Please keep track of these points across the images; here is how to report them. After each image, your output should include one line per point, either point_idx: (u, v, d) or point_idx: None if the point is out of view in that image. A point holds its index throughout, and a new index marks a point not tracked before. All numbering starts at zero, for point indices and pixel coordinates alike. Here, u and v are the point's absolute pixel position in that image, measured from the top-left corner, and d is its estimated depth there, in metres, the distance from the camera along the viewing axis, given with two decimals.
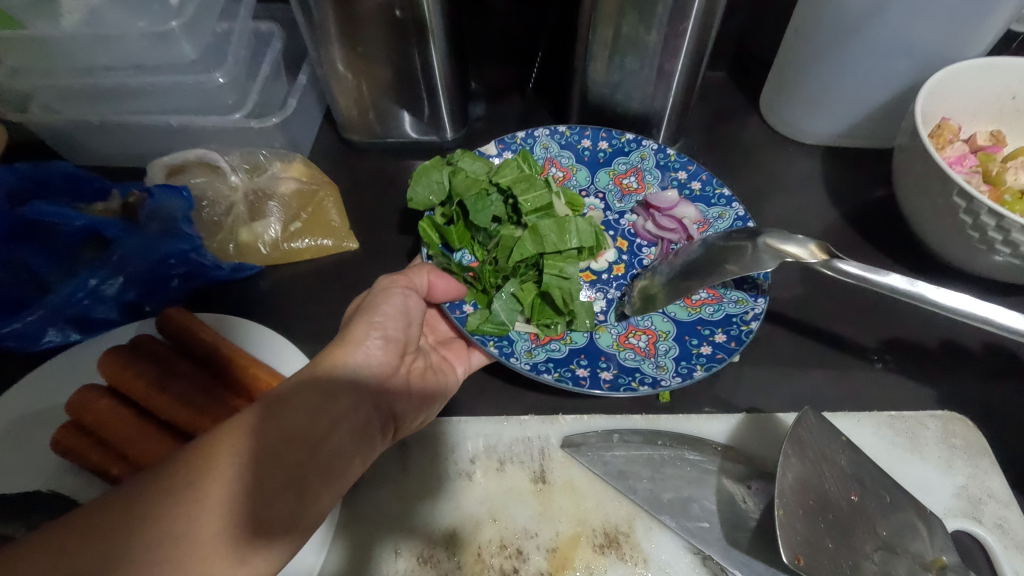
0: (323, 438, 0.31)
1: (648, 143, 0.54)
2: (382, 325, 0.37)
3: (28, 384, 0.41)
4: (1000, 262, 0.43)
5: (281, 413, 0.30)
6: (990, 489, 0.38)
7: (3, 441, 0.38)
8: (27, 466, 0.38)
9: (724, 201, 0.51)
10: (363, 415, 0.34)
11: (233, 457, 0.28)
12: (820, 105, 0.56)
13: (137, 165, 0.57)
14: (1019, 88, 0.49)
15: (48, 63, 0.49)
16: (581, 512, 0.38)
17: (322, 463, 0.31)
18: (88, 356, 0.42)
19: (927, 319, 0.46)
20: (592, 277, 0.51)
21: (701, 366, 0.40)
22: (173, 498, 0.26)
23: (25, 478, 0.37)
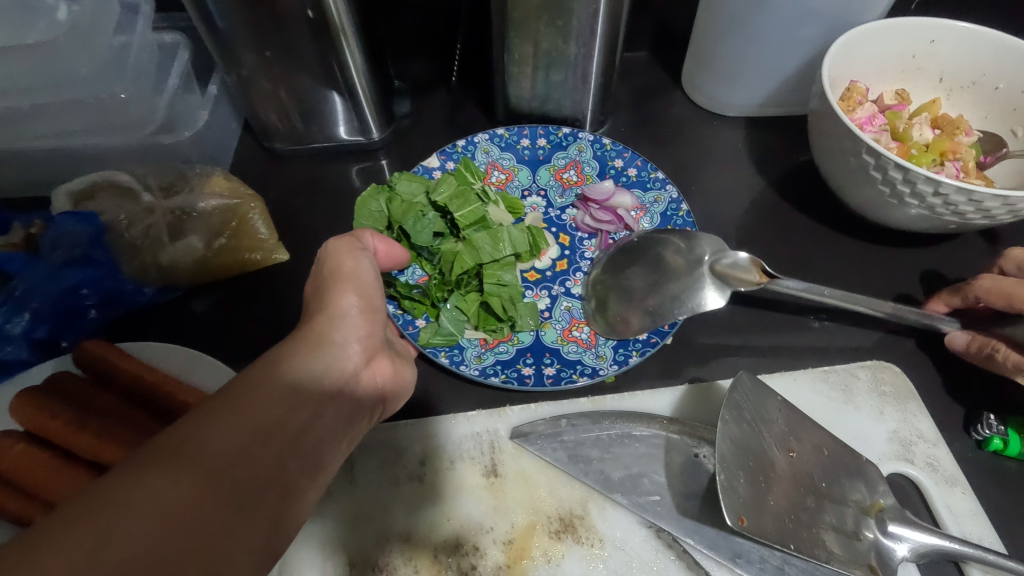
0: (315, 420, 0.28)
1: (584, 135, 0.54)
2: (361, 295, 0.33)
3: None
4: (912, 214, 0.45)
5: (270, 392, 0.26)
6: (920, 431, 0.40)
7: None
8: None
9: (659, 185, 0.51)
10: (349, 397, 0.31)
11: (223, 437, 0.24)
12: (737, 77, 0.57)
13: (43, 192, 0.54)
14: (919, 47, 0.51)
15: None
16: (534, 501, 0.38)
17: (313, 451, 0.28)
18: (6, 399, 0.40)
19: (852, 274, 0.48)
20: (537, 276, 0.49)
21: (636, 352, 0.41)
22: (163, 479, 0.22)
23: None
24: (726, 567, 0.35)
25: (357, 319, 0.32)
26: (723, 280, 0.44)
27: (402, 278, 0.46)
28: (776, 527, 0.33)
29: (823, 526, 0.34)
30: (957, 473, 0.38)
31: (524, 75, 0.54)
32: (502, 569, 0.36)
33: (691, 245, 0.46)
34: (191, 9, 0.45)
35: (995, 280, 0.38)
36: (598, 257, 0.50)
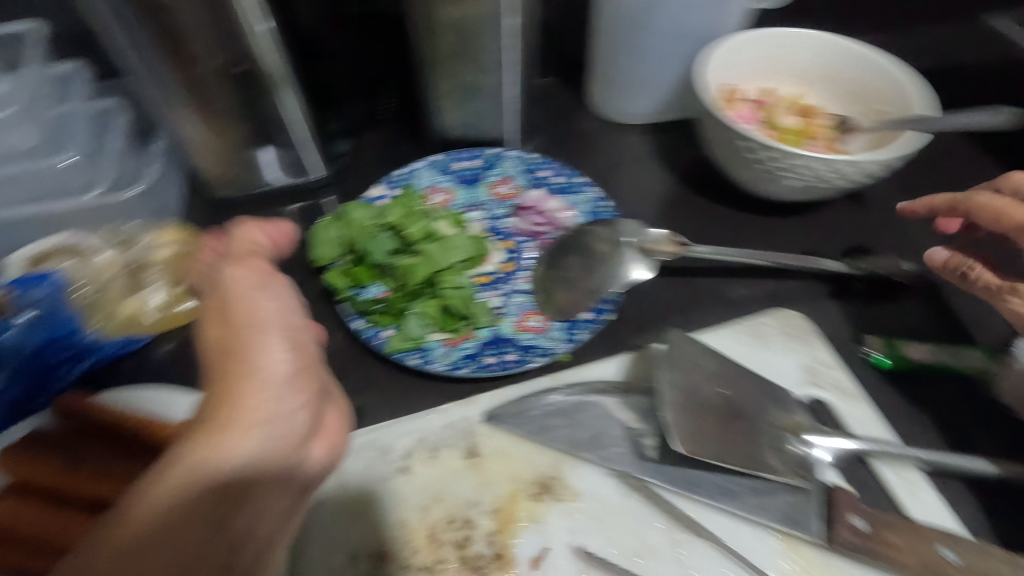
0: (252, 510, 0.28)
1: (511, 153, 0.61)
2: (293, 347, 0.31)
3: None
4: (791, 186, 0.54)
5: (202, 493, 0.26)
6: (824, 359, 0.48)
7: None
8: None
9: (582, 187, 0.59)
10: (291, 474, 0.30)
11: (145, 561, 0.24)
12: (634, 91, 0.66)
13: None
14: (776, 51, 0.61)
15: None
16: (513, 472, 0.42)
17: (252, 531, 0.28)
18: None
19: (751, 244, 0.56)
20: (488, 279, 0.53)
21: (582, 330, 0.48)
22: None
23: None
24: (685, 496, 0.41)
25: (297, 378, 0.30)
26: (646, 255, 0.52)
27: (366, 296, 0.49)
28: (715, 448, 0.39)
29: (756, 444, 0.41)
30: (858, 390, 0.46)
31: (450, 105, 0.60)
32: (493, 535, 0.40)
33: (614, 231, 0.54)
34: (131, 70, 0.49)
35: (950, 194, 0.45)
36: (540, 257, 0.55)
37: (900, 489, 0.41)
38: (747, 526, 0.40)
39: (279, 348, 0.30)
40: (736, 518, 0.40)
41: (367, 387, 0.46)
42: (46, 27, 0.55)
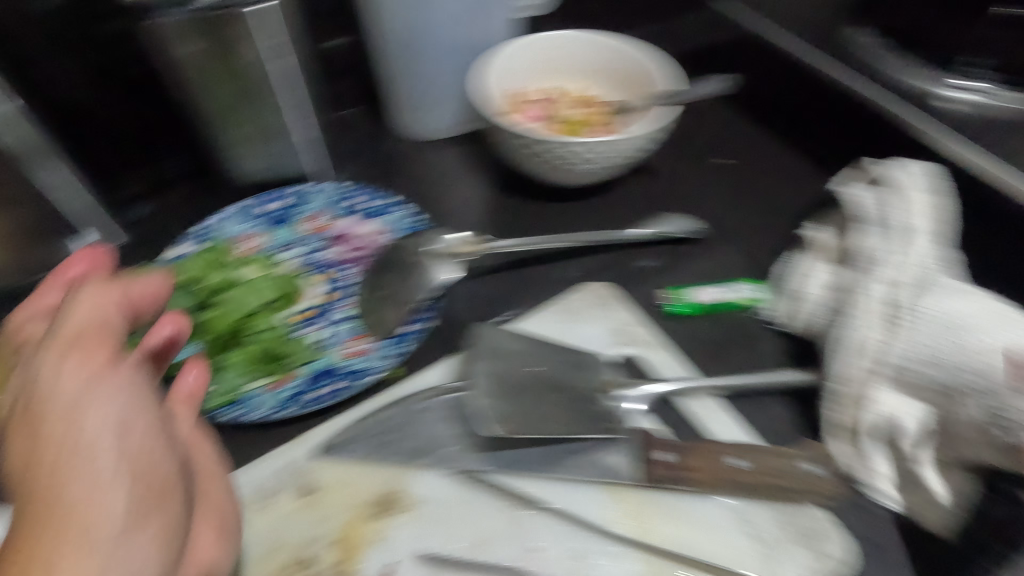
0: None
1: (321, 187, 0.61)
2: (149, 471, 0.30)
3: None
4: (577, 172, 0.59)
5: None
6: (626, 320, 0.53)
7: None
8: None
9: (395, 207, 0.60)
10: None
11: None
12: (431, 108, 0.69)
13: None
14: (553, 55, 0.67)
15: None
16: (352, 498, 0.42)
17: None
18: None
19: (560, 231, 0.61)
20: (310, 314, 0.52)
21: (404, 343, 0.49)
22: None
23: None
24: (521, 476, 0.43)
25: (136, 513, 0.28)
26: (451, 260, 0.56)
27: (176, 359, 0.48)
28: (530, 423, 0.43)
29: (570, 410, 0.44)
30: (654, 337, 0.52)
31: (247, 151, 0.60)
32: (337, 565, 0.40)
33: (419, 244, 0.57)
34: None
35: None
36: (360, 281, 0.55)
37: (700, 418, 0.46)
38: (581, 490, 0.42)
39: (115, 488, 0.28)
40: (568, 485, 0.43)
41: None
42: None
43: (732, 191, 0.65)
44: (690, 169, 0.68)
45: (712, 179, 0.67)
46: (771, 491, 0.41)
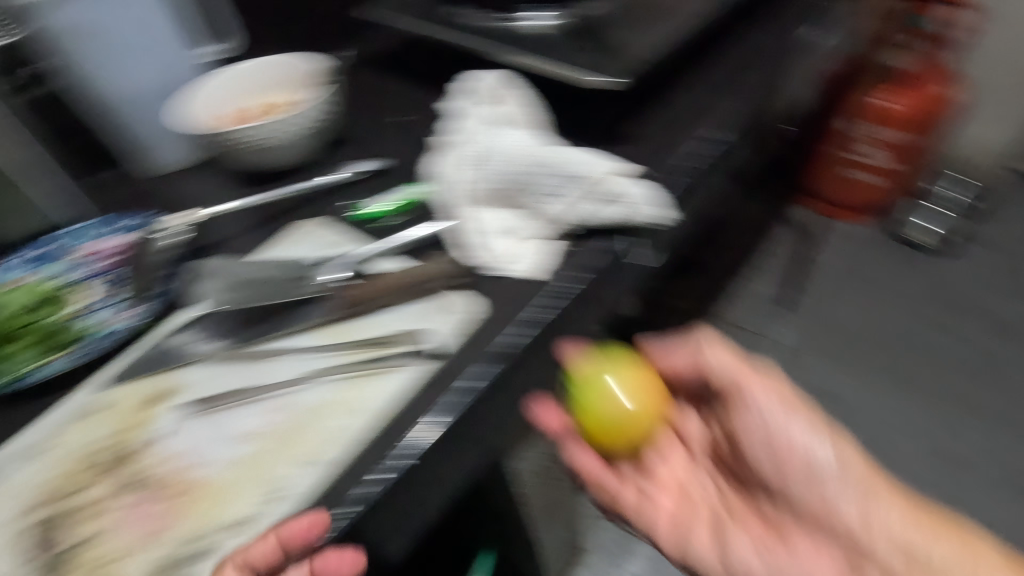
0: None
1: (75, 229, 0.74)
2: None
3: None
4: (278, 149, 0.81)
5: None
6: (337, 240, 0.72)
7: None
8: None
9: (138, 219, 0.74)
10: None
11: None
12: (160, 142, 0.84)
13: None
14: (239, 78, 0.87)
15: None
16: (139, 396, 0.58)
17: None
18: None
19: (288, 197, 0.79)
20: (84, 309, 0.65)
21: (137, 291, 0.65)
22: None
23: None
24: (269, 342, 0.61)
25: None
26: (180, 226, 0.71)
27: None
28: (252, 297, 0.63)
29: (279, 288, 0.63)
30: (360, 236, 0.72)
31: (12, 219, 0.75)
32: (113, 444, 0.54)
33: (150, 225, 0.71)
34: None
35: None
36: (118, 288, 0.67)
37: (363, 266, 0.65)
38: (309, 361, 0.59)
39: None
40: (289, 358, 0.59)
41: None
42: None
43: (406, 134, 0.86)
44: (380, 129, 0.88)
45: (396, 134, 0.87)
46: (405, 291, 0.63)
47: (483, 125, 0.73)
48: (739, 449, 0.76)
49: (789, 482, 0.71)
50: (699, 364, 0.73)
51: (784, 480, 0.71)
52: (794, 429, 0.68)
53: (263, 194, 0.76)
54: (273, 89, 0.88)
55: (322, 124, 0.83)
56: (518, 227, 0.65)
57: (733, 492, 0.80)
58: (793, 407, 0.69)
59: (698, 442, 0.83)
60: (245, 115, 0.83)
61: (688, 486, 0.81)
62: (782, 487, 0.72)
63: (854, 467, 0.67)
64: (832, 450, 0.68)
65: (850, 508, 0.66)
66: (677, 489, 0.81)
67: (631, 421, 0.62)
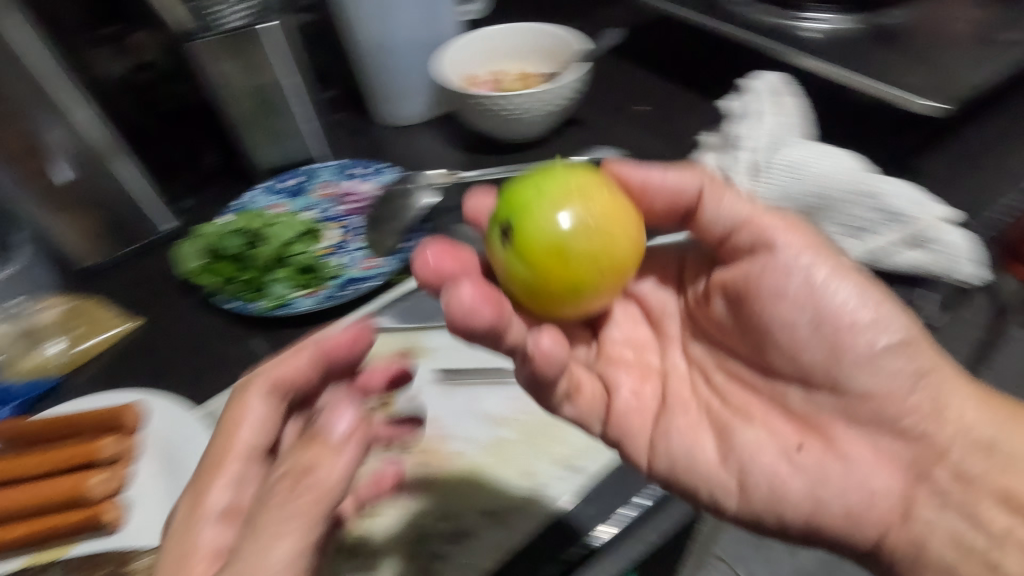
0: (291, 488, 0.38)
1: (322, 166, 0.76)
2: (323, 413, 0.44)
3: None
4: (525, 122, 0.76)
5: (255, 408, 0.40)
6: None
7: None
8: None
9: (383, 170, 0.75)
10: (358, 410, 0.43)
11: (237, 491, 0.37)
12: (402, 96, 0.83)
13: None
14: (490, 44, 0.84)
15: None
16: (386, 354, 0.58)
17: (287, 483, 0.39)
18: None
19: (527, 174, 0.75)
20: (332, 249, 0.67)
21: (384, 241, 0.66)
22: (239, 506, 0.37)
23: None
24: None
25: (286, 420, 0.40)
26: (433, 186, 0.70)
27: (237, 282, 0.62)
28: None
29: None
30: None
31: (266, 146, 0.77)
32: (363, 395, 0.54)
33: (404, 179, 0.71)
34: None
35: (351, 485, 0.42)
36: (363, 234, 0.68)
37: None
38: None
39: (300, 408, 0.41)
40: None
41: (225, 366, 0.58)
42: None
43: (649, 126, 0.80)
44: (619, 117, 0.83)
45: (638, 124, 0.81)
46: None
47: (766, 136, 0.63)
48: (743, 307, 0.46)
49: (841, 370, 0.44)
50: (695, 198, 0.45)
51: (798, 349, 0.44)
52: (842, 296, 0.43)
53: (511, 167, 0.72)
54: (522, 64, 0.85)
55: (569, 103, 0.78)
56: None
57: (805, 404, 0.46)
58: (867, 292, 0.44)
59: (648, 325, 0.54)
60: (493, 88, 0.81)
61: (714, 402, 0.49)
62: (835, 378, 0.44)
63: (934, 383, 0.43)
64: (884, 315, 0.43)
65: (924, 398, 0.43)
66: (663, 382, 0.51)
67: (579, 260, 0.41)
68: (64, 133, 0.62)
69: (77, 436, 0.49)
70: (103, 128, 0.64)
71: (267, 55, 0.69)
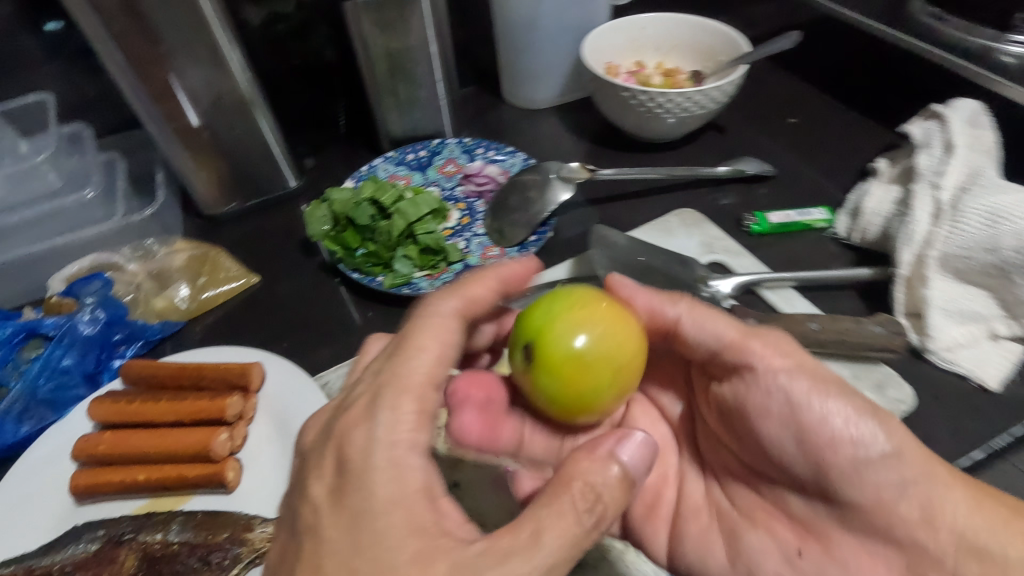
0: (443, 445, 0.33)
1: (449, 141, 0.74)
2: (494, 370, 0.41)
3: (45, 450, 0.47)
4: (669, 122, 0.70)
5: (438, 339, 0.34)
6: (727, 246, 0.61)
7: (38, 492, 0.45)
8: (78, 513, 0.45)
9: (511, 154, 0.72)
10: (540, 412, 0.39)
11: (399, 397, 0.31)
12: (535, 78, 0.80)
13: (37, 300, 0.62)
14: (638, 33, 0.77)
15: None
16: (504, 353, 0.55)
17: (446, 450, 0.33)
18: (9, 499, 0.44)
19: (661, 181, 0.70)
20: (452, 232, 0.65)
21: (505, 231, 0.63)
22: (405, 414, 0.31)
23: (63, 518, 0.44)
24: None
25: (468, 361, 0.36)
26: (567, 181, 0.66)
27: (360, 253, 0.61)
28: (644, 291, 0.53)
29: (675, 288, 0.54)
30: (741, 248, 0.61)
31: (395, 115, 0.76)
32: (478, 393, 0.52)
33: (536, 168, 0.67)
34: (140, 115, 0.62)
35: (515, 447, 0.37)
36: (485, 221, 0.66)
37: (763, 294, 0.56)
38: None
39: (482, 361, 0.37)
40: None
41: (339, 337, 0.57)
42: (61, 98, 0.68)
43: (802, 144, 0.73)
44: (767, 128, 0.76)
45: (790, 140, 0.74)
46: (848, 347, 0.49)
47: (963, 174, 0.53)
48: (733, 419, 0.41)
49: (835, 484, 0.36)
50: (674, 323, 0.41)
51: (782, 460, 0.39)
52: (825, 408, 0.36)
53: (650, 170, 0.66)
54: (664, 58, 0.79)
55: (720, 106, 0.69)
56: (988, 318, 0.50)
57: (805, 510, 0.39)
58: (881, 417, 0.36)
59: (671, 424, 0.50)
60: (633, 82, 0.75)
61: (725, 502, 0.44)
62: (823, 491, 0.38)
63: (923, 492, 0.35)
64: (893, 442, 0.35)
65: (910, 510, 0.35)
66: (680, 488, 0.47)
67: (591, 369, 0.34)
68: (213, 77, 0.62)
69: (202, 385, 0.49)
70: (249, 79, 0.64)
71: (415, 22, 0.67)
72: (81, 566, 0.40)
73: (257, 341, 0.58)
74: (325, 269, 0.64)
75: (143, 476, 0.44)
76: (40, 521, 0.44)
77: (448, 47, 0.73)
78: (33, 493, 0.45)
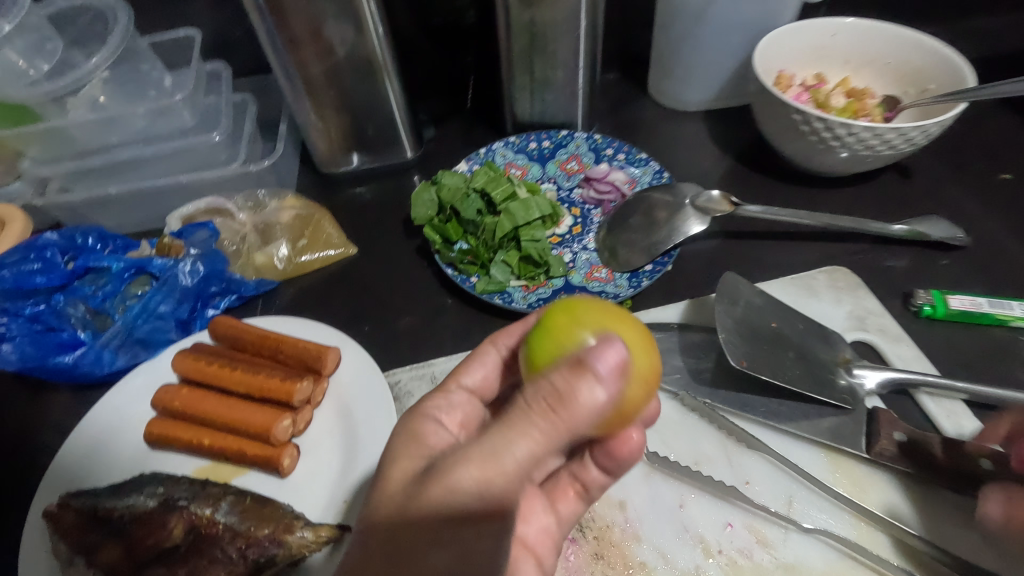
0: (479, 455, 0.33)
1: (579, 134, 0.66)
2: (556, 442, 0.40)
3: (133, 388, 0.48)
4: (844, 157, 0.58)
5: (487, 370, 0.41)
6: (884, 326, 0.50)
7: (118, 427, 0.47)
8: (148, 457, 0.46)
9: (643, 162, 0.63)
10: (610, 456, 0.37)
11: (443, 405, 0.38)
12: (689, 78, 0.70)
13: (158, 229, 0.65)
14: (826, 41, 0.65)
15: (97, 162, 0.60)
16: None
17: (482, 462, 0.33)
18: (93, 430, 0.46)
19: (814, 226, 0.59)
20: (559, 239, 0.60)
21: (620, 255, 0.56)
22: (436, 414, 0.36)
23: (134, 459, 0.46)
24: (763, 423, 0.45)
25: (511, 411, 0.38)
26: (702, 211, 0.57)
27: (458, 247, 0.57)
28: (768, 367, 0.44)
29: (809, 370, 0.45)
30: (902, 333, 0.50)
31: (525, 97, 0.70)
32: None
33: (668, 188, 0.59)
34: (271, 62, 0.60)
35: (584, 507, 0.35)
36: (599, 236, 0.59)
37: (923, 402, 0.45)
38: (807, 505, 0.42)
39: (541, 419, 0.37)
40: (770, 461, 0.44)
41: (420, 333, 0.54)
42: (209, 34, 0.69)
43: (1013, 211, 0.58)
44: (968, 183, 0.61)
45: (998, 202, 0.59)
46: None
47: None
48: None
49: None
50: None
51: None
52: None
53: (806, 214, 0.55)
54: (851, 76, 0.66)
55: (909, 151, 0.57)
56: None
57: None
58: None
59: None
60: (807, 101, 0.63)
61: None
62: None
63: None
64: None
65: None
66: None
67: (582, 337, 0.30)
68: (346, 34, 0.59)
69: (279, 359, 0.49)
70: (383, 40, 0.61)
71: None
72: (136, 519, 0.41)
73: (340, 319, 0.56)
74: (421, 254, 0.61)
75: (209, 440, 0.45)
76: (113, 458, 0.46)
77: (598, 31, 0.65)
78: (114, 428, 0.47)
